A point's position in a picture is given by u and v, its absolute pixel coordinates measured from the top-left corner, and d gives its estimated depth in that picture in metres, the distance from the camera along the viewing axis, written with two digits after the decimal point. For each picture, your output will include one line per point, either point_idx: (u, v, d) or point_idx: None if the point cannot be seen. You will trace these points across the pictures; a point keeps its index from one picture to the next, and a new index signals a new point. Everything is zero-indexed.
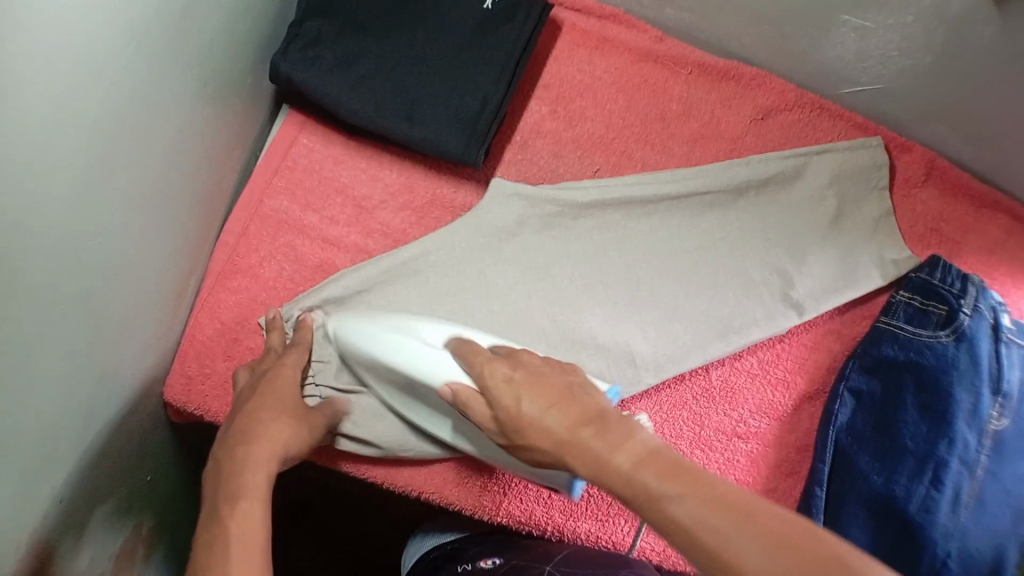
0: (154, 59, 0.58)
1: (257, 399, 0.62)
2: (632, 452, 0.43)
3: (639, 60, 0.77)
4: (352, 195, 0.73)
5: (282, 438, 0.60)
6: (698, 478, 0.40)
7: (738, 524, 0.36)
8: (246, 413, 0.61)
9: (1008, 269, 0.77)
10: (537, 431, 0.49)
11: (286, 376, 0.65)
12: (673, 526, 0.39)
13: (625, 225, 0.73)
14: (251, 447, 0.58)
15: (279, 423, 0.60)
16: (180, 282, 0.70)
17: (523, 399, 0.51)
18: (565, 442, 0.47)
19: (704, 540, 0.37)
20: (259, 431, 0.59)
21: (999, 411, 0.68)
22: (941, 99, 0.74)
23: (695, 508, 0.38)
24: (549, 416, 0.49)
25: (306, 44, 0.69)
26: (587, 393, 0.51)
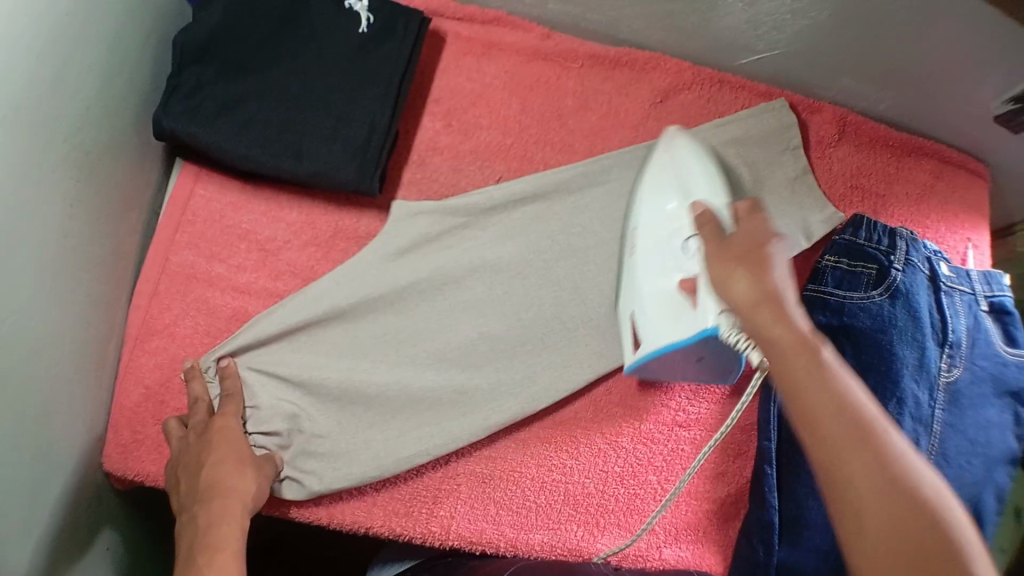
0: (32, 137, 0.56)
1: (213, 447, 0.62)
2: (834, 379, 0.41)
3: (528, 60, 0.75)
4: (256, 240, 0.72)
5: (247, 492, 0.60)
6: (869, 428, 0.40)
7: (856, 446, 0.39)
8: (205, 461, 0.61)
9: (939, 215, 0.78)
10: (725, 267, 0.49)
11: (234, 427, 0.64)
12: (819, 444, 0.40)
13: (535, 223, 0.71)
14: (218, 499, 0.58)
15: (242, 477, 0.61)
16: (97, 353, 0.68)
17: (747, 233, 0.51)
18: (760, 302, 0.45)
19: (824, 426, 0.40)
20: (224, 483, 0.59)
21: (948, 362, 0.69)
22: (844, 54, 0.73)
23: (855, 445, 0.39)
24: (761, 266, 0.47)
25: (186, 95, 0.67)
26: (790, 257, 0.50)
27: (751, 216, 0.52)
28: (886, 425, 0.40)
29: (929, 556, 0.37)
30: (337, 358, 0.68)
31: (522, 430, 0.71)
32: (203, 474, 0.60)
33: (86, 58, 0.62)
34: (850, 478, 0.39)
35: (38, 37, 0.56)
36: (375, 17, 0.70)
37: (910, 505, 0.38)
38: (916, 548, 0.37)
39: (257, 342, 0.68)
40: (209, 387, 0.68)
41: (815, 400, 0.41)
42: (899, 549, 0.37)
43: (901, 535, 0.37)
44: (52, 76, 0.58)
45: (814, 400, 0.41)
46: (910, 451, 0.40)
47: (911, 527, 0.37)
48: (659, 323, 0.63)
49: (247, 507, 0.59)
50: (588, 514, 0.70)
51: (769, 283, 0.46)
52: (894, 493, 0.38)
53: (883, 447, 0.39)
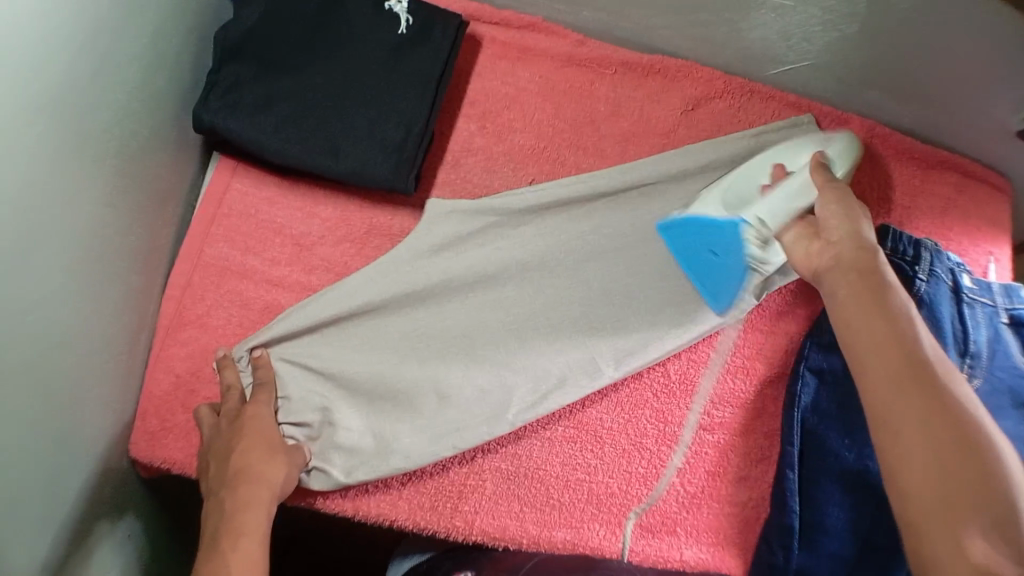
0: (73, 125, 0.58)
1: (245, 433, 0.63)
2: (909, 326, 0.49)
3: (562, 66, 0.76)
4: (289, 234, 0.73)
5: (275, 480, 0.62)
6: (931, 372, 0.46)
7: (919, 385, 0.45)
8: (236, 447, 0.62)
9: (961, 228, 0.79)
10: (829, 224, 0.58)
11: (265, 416, 0.66)
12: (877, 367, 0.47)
13: (566, 227, 0.71)
14: (246, 485, 0.60)
15: (271, 466, 0.62)
16: (130, 340, 0.70)
17: (836, 199, 0.59)
18: (853, 258, 0.54)
19: (890, 364, 0.47)
20: (253, 470, 0.61)
21: (969, 371, 0.70)
22: (870, 67, 0.74)
23: (914, 378, 0.45)
24: (861, 230, 0.56)
25: (226, 90, 0.69)
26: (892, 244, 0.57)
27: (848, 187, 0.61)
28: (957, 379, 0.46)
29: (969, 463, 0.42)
30: (367, 353, 0.69)
31: (548, 428, 0.72)
32: (233, 460, 0.62)
33: (128, 49, 0.63)
34: (901, 398, 0.45)
35: (83, 29, 0.57)
36: (412, 20, 0.72)
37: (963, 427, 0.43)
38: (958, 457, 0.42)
39: (290, 334, 0.69)
40: (241, 375, 0.69)
41: (876, 335, 0.49)
42: (939, 453, 0.42)
43: (944, 447, 0.42)
44: (95, 67, 0.59)
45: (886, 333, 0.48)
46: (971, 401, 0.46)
47: (958, 442, 0.42)
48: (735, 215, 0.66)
49: (274, 494, 0.61)
50: (611, 514, 0.70)
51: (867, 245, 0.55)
52: (947, 415, 0.43)
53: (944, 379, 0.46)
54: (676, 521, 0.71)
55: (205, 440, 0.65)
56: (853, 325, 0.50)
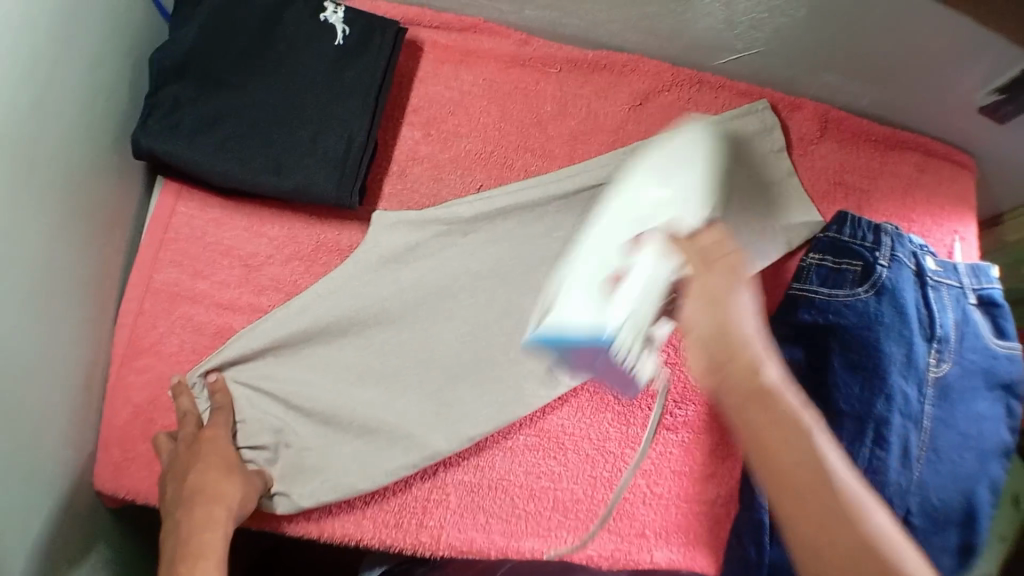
0: (14, 162, 0.57)
1: (201, 457, 0.62)
2: (808, 430, 0.40)
3: (506, 66, 0.75)
4: (238, 255, 0.72)
5: (234, 498, 0.60)
6: (795, 450, 0.39)
7: (795, 459, 0.39)
8: (192, 470, 0.61)
9: (925, 209, 0.77)
10: (710, 318, 0.44)
11: (222, 440, 0.64)
12: (803, 513, 0.38)
13: (516, 233, 0.71)
14: (203, 506, 0.58)
15: (228, 486, 0.60)
16: (84, 374, 0.68)
17: (718, 287, 0.45)
18: (745, 371, 0.41)
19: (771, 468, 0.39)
20: (209, 490, 0.59)
21: (937, 357, 0.69)
22: (823, 49, 0.72)
23: (784, 467, 0.39)
24: (737, 326, 0.43)
25: (164, 114, 0.67)
26: (716, 306, 0.44)
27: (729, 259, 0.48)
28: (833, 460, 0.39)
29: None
30: (322, 374, 0.69)
31: (509, 438, 0.71)
32: (190, 482, 0.60)
33: (63, 80, 0.62)
34: (833, 535, 0.37)
35: (16, 63, 0.56)
36: (350, 30, 0.71)
37: (869, 533, 0.37)
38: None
39: (243, 355, 0.67)
40: (197, 402, 0.67)
41: (759, 423, 0.40)
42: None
43: (848, 552, 0.36)
44: (31, 98, 0.58)
45: (773, 425, 0.40)
46: (861, 486, 0.39)
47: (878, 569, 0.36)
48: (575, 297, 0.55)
49: (233, 512, 0.59)
50: (578, 520, 0.69)
51: (750, 348, 0.42)
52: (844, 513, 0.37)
53: (835, 471, 0.39)
54: (645, 525, 0.70)
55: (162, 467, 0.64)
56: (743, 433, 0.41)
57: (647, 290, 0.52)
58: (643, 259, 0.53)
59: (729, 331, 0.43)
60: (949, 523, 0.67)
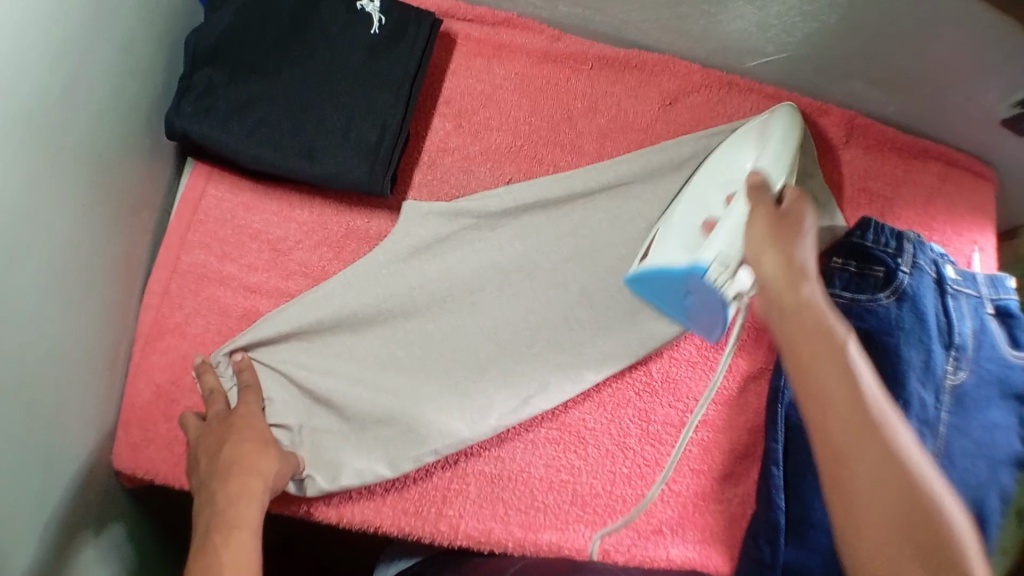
0: (46, 143, 0.57)
1: (233, 433, 0.62)
2: (852, 359, 0.46)
3: (538, 61, 0.76)
4: (266, 239, 0.73)
5: (266, 472, 0.60)
6: (840, 366, 0.45)
7: (842, 392, 0.44)
8: (225, 445, 0.61)
9: (946, 217, 0.78)
10: (778, 241, 0.52)
11: (252, 417, 0.65)
12: (836, 417, 0.44)
13: (546, 227, 0.71)
14: (237, 478, 0.58)
15: (261, 460, 0.61)
16: (109, 352, 0.69)
17: (774, 239, 0.52)
18: (794, 293, 0.48)
19: (809, 382, 0.46)
20: (242, 463, 0.59)
21: (954, 364, 0.69)
22: (850, 56, 0.73)
23: (830, 388, 0.45)
24: (795, 254, 0.50)
25: (198, 96, 0.68)
26: (777, 245, 0.51)
27: (789, 213, 0.54)
28: (869, 386, 0.45)
29: (929, 539, 0.41)
30: (347, 360, 0.69)
31: (530, 431, 0.71)
32: (224, 457, 0.60)
33: (99, 60, 0.62)
34: (856, 464, 0.43)
35: (51, 45, 0.56)
36: (386, 19, 0.71)
37: (907, 490, 0.42)
38: (917, 538, 0.41)
39: (269, 338, 0.68)
40: (221, 379, 0.68)
41: (810, 344, 0.46)
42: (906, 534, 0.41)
43: (896, 514, 0.41)
44: (66, 79, 0.58)
45: (821, 342, 0.46)
46: (893, 411, 0.45)
47: (899, 490, 0.42)
48: (672, 243, 0.64)
49: (266, 485, 0.59)
50: (596, 515, 0.70)
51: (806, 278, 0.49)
52: (890, 470, 0.42)
53: (870, 396, 0.45)
54: (661, 521, 0.70)
55: (192, 442, 0.64)
56: (790, 344, 0.47)
57: (741, 237, 0.59)
58: (737, 212, 0.60)
59: (787, 265, 0.50)
60: None
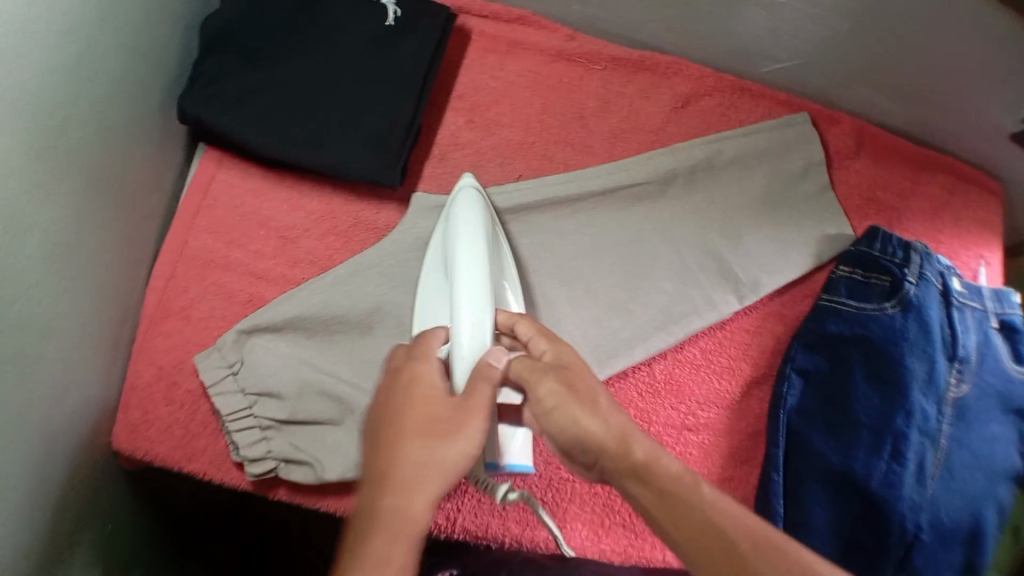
0: (57, 114, 0.57)
1: (410, 403, 0.49)
2: (681, 484, 0.45)
3: (551, 60, 0.76)
4: (274, 227, 0.73)
5: (476, 435, 0.47)
6: (670, 501, 0.45)
7: (690, 528, 0.43)
8: (397, 428, 0.47)
9: (952, 232, 0.78)
10: (573, 402, 0.48)
11: (427, 375, 0.50)
12: (705, 558, 0.43)
13: (552, 226, 0.71)
14: (404, 486, 0.45)
15: (464, 425, 0.47)
16: (112, 332, 0.69)
17: (561, 402, 0.48)
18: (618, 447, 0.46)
19: (673, 538, 0.44)
20: (426, 448, 0.46)
21: (957, 376, 0.69)
22: (860, 65, 0.74)
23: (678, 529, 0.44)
24: (590, 402, 0.48)
25: (209, 81, 0.68)
26: (567, 413, 0.48)
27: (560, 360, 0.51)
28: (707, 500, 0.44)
29: None
30: (350, 353, 0.69)
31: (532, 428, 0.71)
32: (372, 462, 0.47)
33: (114, 36, 0.63)
34: None
35: (64, 16, 0.56)
36: (401, 11, 0.72)
37: None
38: None
39: (273, 326, 0.68)
40: (227, 360, 0.67)
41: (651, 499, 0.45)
42: None
43: None
44: (80, 52, 0.59)
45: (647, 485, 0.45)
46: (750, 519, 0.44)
47: None
48: None
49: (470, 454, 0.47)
50: (594, 514, 0.69)
51: (615, 427, 0.47)
52: None
53: (712, 509, 0.44)
54: None
55: None
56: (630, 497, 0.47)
57: None
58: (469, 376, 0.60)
59: (593, 423, 0.47)
60: (956, 541, 0.66)
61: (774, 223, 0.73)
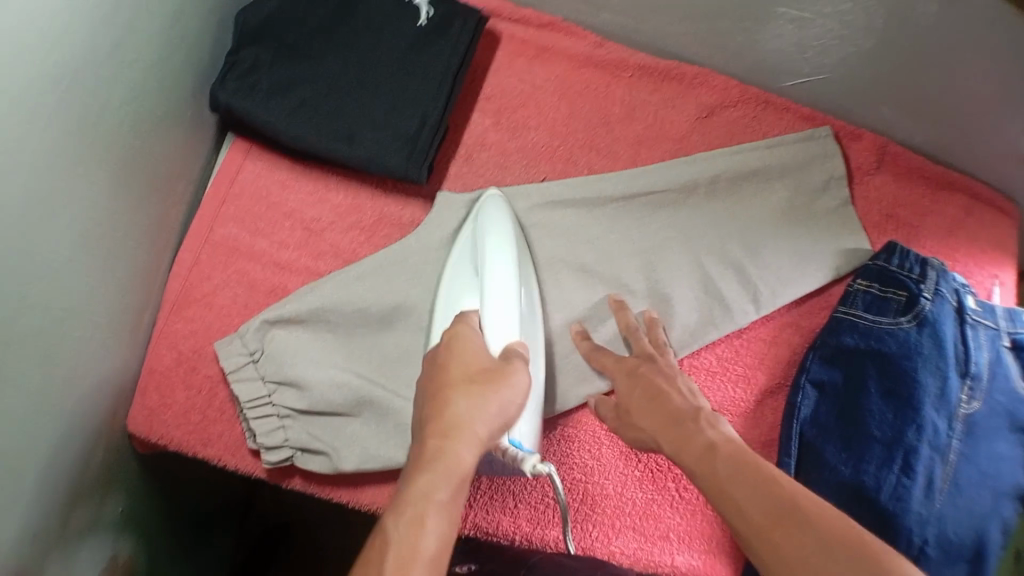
0: (93, 98, 0.58)
1: (452, 360, 0.52)
2: (697, 416, 0.55)
3: (580, 66, 0.77)
4: (300, 218, 0.74)
5: (516, 388, 0.51)
6: (684, 435, 0.54)
7: (699, 450, 0.52)
8: (443, 380, 0.50)
9: (967, 250, 0.78)
10: (634, 376, 0.63)
11: (472, 344, 0.54)
12: (703, 467, 0.50)
13: (574, 229, 0.72)
14: (459, 417, 0.47)
15: (507, 377, 0.51)
16: (135, 315, 0.69)
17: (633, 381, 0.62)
18: (650, 398, 0.59)
19: (683, 461, 0.53)
20: (479, 388, 0.49)
21: (968, 394, 0.69)
22: (883, 83, 0.74)
23: (691, 450, 0.52)
24: (655, 376, 0.61)
25: (243, 72, 0.69)
26: (636, 385, 0.62)
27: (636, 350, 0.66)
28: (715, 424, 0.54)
29: (800, 511, 0.44)
30: (370, 345, 0.70)
31: (546, 427, 0.72)
32: (422, 413, 0.49)
33: (151, 24, 0.64)
34: (732, 494, 0.47)
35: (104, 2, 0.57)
36: (433, 12, 0.72)
37: (780, 488, 0.45)
38: (778, 512, 0.44)
39: (292, 317, 0.68)
40: (246, 348, 0.68)
41: (667, 433, 0.55)
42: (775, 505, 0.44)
43: (774, 504, 0.44)
44: (118, 38, 0.60)
45: (669, 429, 0.55)
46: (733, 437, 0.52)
47: (778, 503, 0.44)
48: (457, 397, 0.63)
49: (512, 401, 0.50)
50: (605, 516, 0.70)
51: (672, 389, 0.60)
52: (753, 479, 0.47)
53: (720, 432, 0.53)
54: (670, 527, 0.69)
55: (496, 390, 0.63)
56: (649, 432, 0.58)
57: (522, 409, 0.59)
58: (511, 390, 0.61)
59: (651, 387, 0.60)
60: (960, 558, 0.66)
61: (795, 236, 0.74)
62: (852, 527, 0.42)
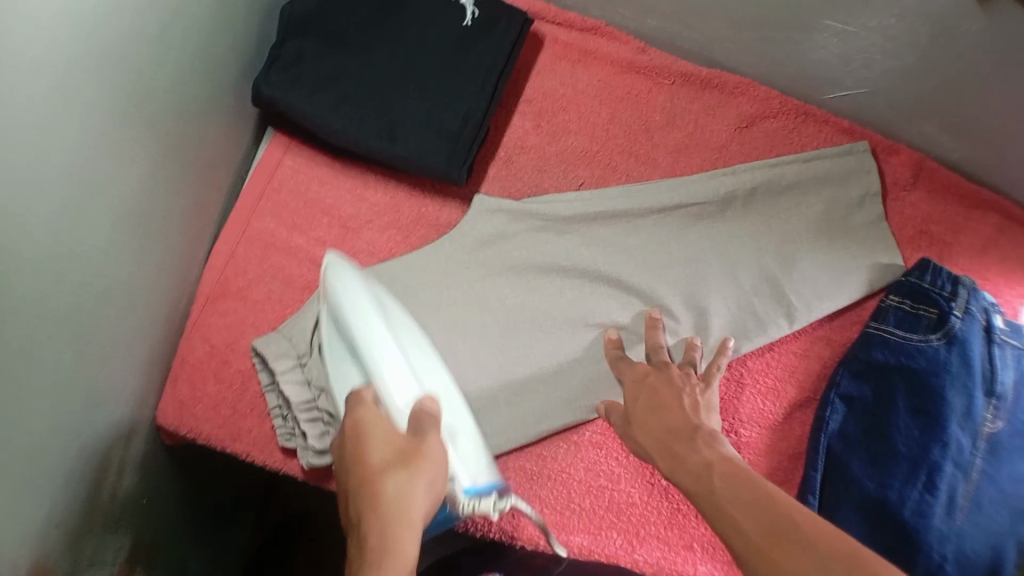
0: (135, 83, 0.57)
1: (369, 449, 0.51)
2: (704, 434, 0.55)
3: (621, 70, 0.79)
4: (338, 216, 0.75)
5: (438, 461, 0.51)
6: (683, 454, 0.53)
7: (697, 466, 0.51)
8: (368, 474, 0.49)
9: (998, 269, 0.76)
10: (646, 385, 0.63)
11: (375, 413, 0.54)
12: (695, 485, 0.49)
13: (610, 239, 0.72)
14: (394, 505, 0.47)
15: (427, 453, 0.51)
16: (169, 306, 0.70)
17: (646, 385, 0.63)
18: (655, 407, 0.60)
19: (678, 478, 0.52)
20: (410, 468, 0.49)
21: (993, 412, 0.69)
22: (921, 100, 0.75)
23: (690, 466, 0.51)
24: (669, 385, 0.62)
25: (286, 64, 0.70)
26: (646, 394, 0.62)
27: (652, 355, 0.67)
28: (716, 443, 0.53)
29: (780, 514, 0.42)
30: None
31: (575, 433, 0.73)
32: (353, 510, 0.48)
33: (196, 13, 0.63)
34: (721, 503, 0.46)
35: None
36: (478, 12, 0.73)
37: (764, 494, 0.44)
38: (759, 516, 0.42)
39: None
40: (286, 345, 0.68)
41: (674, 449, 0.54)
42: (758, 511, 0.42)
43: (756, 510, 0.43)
44: (162, 25, 0.59)
45: (670, 448, 0.55)
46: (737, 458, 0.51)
47: (761, 505, 0.43)
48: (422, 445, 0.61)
49: (439, 471, 0.50)
50: (630, 524, 0.70)
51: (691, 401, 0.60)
52: (741, 489, 0.45)
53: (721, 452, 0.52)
54: (694, 537, 0.69)
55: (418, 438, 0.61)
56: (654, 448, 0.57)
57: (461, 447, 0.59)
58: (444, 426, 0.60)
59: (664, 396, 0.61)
60: None
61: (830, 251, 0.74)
62: (821, 524, 0.40)
